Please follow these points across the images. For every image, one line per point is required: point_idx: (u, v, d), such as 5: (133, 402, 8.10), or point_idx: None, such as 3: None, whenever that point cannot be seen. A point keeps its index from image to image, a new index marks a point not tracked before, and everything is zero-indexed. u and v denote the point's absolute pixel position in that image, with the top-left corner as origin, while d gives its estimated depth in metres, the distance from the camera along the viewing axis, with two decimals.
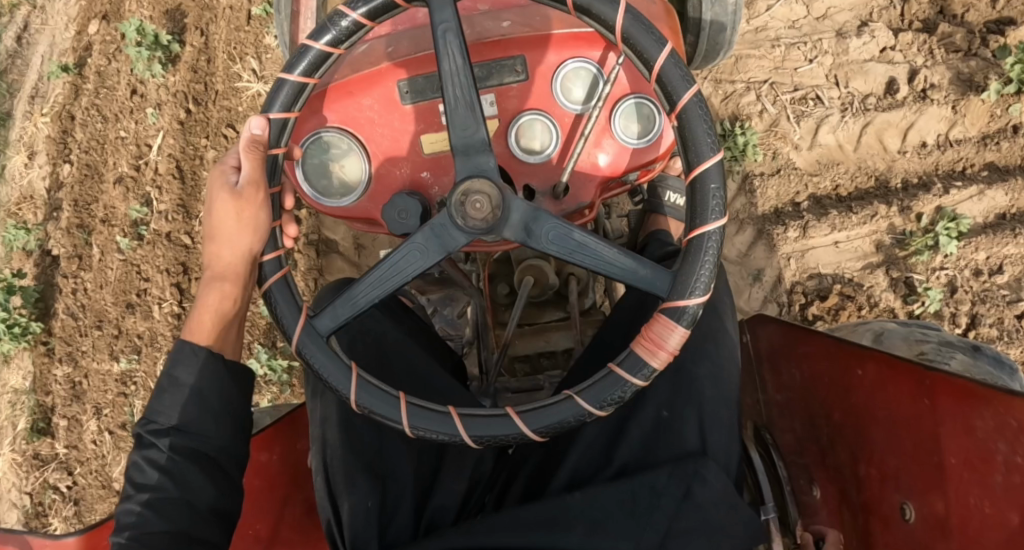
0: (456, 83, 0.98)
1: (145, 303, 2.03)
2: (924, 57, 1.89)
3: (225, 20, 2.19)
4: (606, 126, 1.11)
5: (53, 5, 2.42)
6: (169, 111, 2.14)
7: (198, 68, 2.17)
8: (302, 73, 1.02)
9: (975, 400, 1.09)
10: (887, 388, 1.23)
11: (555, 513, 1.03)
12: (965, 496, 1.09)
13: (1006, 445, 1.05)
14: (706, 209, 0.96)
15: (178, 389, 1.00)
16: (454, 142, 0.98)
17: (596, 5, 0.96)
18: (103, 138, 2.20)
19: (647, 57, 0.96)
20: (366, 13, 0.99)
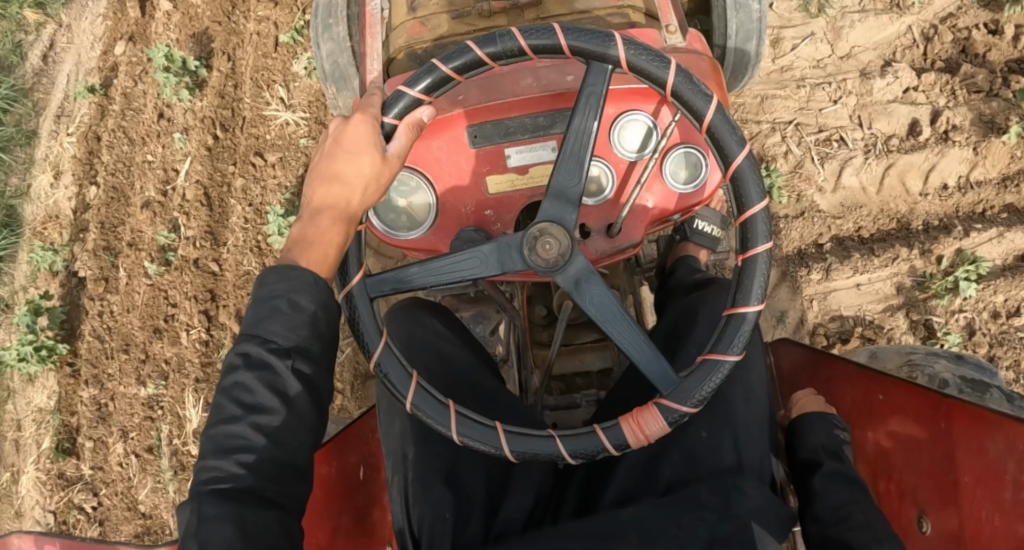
0: (578, 141, 1.12)
1: (173, 328, 2.04)
2: (946, 98, 1.92)
3: (253, 46, 2.23)
4: (658, 173, 1.27)
5: (79, 24, 2.48)
6: (197, 137, 2.16)
7: (225, 94, 2.20)
8: (455, 69, 1.12)
9: (987, 425, 1.12)
10: (904, 414, 1.24)
11: (613, 528, 1.05)
12: (977, 511, 1.11)
13: (1015, 466, 1.08)
14: (728, 343, 1.08)
15: (297, 313, 1.02)
16: (554, 182, 1.12)
17: (723, 135, 1.09)
18: (129, 161, 2.23)
19: (750, 195, 1.08)
20: (534, 45, 1.09)
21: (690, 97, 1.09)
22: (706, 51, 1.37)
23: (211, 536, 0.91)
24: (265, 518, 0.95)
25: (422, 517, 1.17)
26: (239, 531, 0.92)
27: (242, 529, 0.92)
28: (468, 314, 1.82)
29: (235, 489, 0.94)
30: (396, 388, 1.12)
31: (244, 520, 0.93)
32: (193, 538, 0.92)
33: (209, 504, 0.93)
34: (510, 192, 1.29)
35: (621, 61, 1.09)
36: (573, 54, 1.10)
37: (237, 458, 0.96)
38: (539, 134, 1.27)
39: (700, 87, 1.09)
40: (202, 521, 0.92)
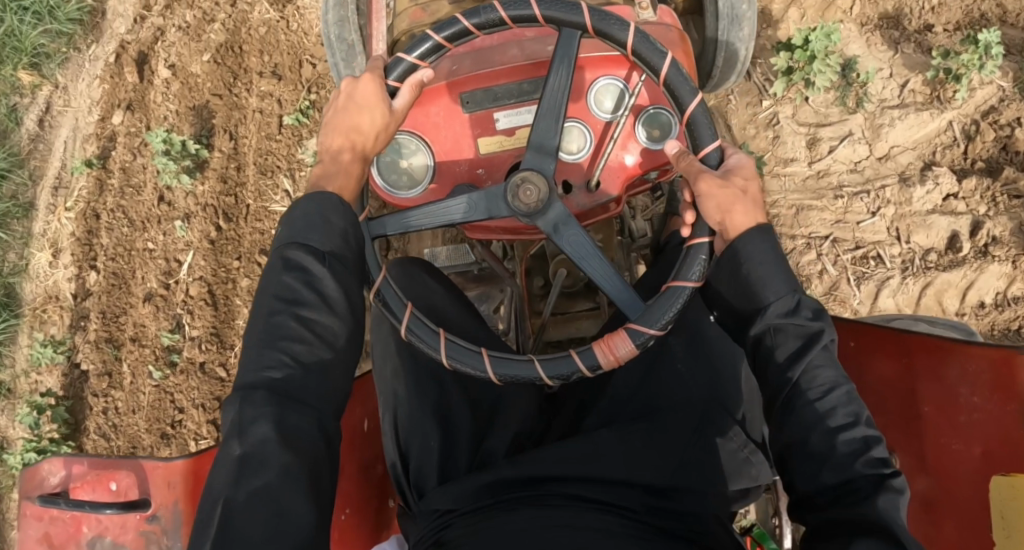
0: (556, 95, 1.18)
1: (180, 435, 1.98)
2: (986, 205, 1.81)
3: (254, 124, 2.13)
4: (631, 132, 1.31)
5: (76, 85, 2.45)
6: (199, 226, 2.07)
7: (227, 178, 2.10)
8: (445, 38, 1.16)
9: (946, 352, 1.19)
10: (869, 357, 1.28)
11: (594, 449, 1.21)
12: (941, 439, 1.17)
13: (970, 390, 1.15)
14: (688, 270, 1.12)
15: (328, 228, 1.06)
16: (535, 135, 1.19)
17: (675, 82, 1.14)
18: (129, 245, 2.14)
19: (702, 138, 1.15)
20: (513, 15, 1.14)
21: (650, 59, 1.14)
22: (676, 25, 1.45)
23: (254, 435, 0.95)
24: (303, 418, 0.99)
25: (413, 453, 1.29)
26: (276, 433, 0.95)
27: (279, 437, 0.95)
28: (474, 292, 1.89)
29: (277, 383, 0.99)
30: (392, 313, 1.17)
31: (284, 421, 0.97)
32: (233, 433, 0.96)
33: (249, 403, 0.97)
34: (499, 152, 1.32)
35: (588, 28, 1.14)
36: (547, 19, 1.15)
37: (285, 349, 1.01)
38: (524, 99, 1.31)
39: (656, 46, 1.14)
40: (239, 410, 0.97)
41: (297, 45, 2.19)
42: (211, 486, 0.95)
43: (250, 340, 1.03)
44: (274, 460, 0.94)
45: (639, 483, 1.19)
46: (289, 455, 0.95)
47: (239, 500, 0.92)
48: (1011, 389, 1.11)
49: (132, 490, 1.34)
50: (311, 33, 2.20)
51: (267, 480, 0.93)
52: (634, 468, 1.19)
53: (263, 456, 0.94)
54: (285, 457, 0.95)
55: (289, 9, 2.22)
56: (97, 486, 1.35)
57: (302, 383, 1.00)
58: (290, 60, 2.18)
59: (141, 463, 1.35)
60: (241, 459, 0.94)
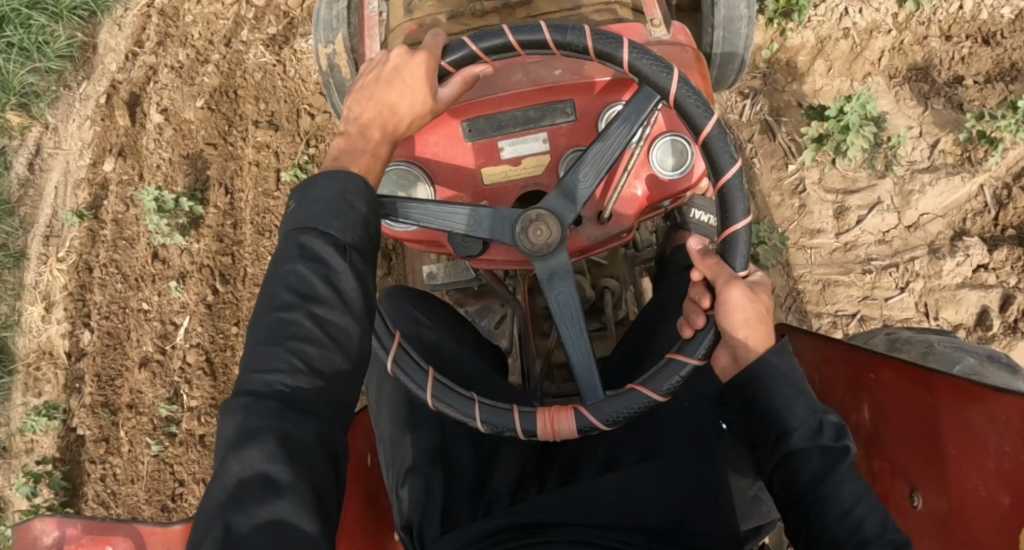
0: (604, 153, 1.13)
1: (181, 508, 1.92)
2: (1019, 277, 1.72)
3: (252, 177, 2.04)
4: (646, 162, 1.26)
5: (66, 126, 2.38)
6: (195, 287, 1.99)
7: (224, 235, 2.02)
8: (518, 42, 1.10)
9: (970, 394, 1.09)
10: (897, 392, 1.21)
11: (593, 495, 1.13)
12: (964, 482, 1.09)
13: (998, 435, 1.05)
14: (661, 383, 1.06)
15: (351, 212, 0.98)
16: (572, 179, 1.12)
17: (721, 151, 1.07)
18: (123, 303, 2.07)
19: (734, 211, 1.06)
20: (599, 47, 1.08)
21: (710, 137, 1.07)
22: (691, 44, 1.35)
23: (253, 449, 0.84)
24: (308, 428, 0.88)
25: (410, 497, 1.20)
26: (278, 449, 0.84)
27: (277, 456, 0.84)
28: (474, 308, 1.87)
29: (282, 388, 0.88)
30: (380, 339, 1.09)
31: (287, 434, 0.85)
32: (229, 450, 0.85)
33: (251, 410, 0.86)
34: (504, 182, 1.27)
35: (625, 63, 1.08)
36: (629, 64, 1.09)
37: (296, 351, 0.90)
38: (530, 126, 1.25)
39: (701, 96, 1.08)
40: (234, 425, 0.86)
41: (294, 92, 2.09)
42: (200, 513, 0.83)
43: (254, 337, 0.92)
44: (275, 482, 0.83)
45: (647, 527, 1.11)
46: (290, 477, 0.84)
47: (237, 526, 0.80)
48: None
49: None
50: (309, 80, 2.10)
51: (269, 506, 0.82)
52: (636, 509, 1.12)
53: (264, 477, 0.83)
54: (288, 478, 0.84)
55: (286, 52, 2.14)
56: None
57: (308, 395, 0.89)
58: (287, 108, 2.08)
59: (140, 526, 1.21)
60: (238, 483, 0.83)
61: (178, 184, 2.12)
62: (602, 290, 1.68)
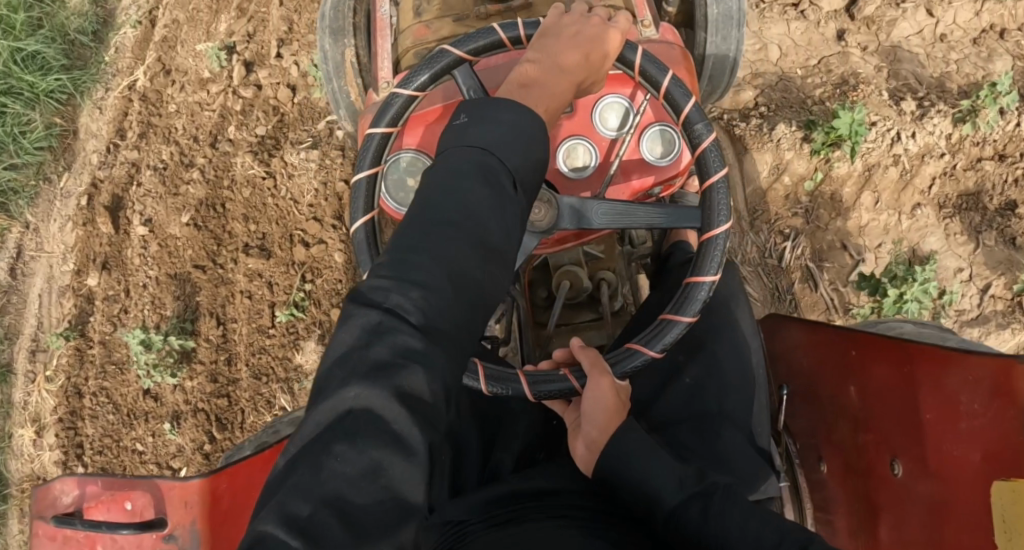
0: (627, 219, 1.16)
1: None
2: None
3: (244, 308, 1.93)
4: (636, 149, 1.29)
5: (48, 227, 2.25)
6: (190, 431, 1.90)
7: (218, 374, 1.91)
8: (666, 84, 1.15)
9: (944, 361, 1.13)
10: (878, 370, 1.25)
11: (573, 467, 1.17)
12: (942, 445, 1.12)
13: (970, 397, 1.09)
14: (495, 383, 1.08)
15: (518, 140, 0.94)
16: (592, 204, 1.15)
17: (716, 206, 1.12)
18: (117, 436, 1.98)
19: (705, 265, 1.10)
20: (704, 144, 1.13)
21: (707, 159, 1.13)
22: (677, 43, 1.41)
23: (375, 383, 0.76)
24: (435, 373, 0.79)
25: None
26: (402, 388, 0.76)
27: (399, 394, 0.76)
28: None
29: (425, 322, 0.80)
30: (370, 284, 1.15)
31: (406, 378, 0.77)
32: (350, 375, 0.77)
33: (382, 337, 0.78)
34: None
35: (708, 180, 1.13)
36: (712, 188, 1.13)
37: (444, 265, 0.83)
38: None
39: (707, 123, 1.13)
40: (359, 349, 0.78)
41: (285, 214, 1.95)
42: (308, 442, 0.75)
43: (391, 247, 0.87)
44: (387, 424, 0.75)
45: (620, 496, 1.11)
46: (408, 421, 0.76)
47: (343, 461, 0.73)
48: (1009, 396, 1.03)
49: (147, 508, 1.29)
50: (301, 200, 1.96)
51: (382, 448, 0.74)
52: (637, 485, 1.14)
53: (383, 412, 0.75)
54: (404, 421, 0.75)
55: (275, 163, 1.98)
56: (113, 506, 1.29)
57: (445, 334, 0.81)
58: (279, 232, 1.95)
59: (156, 482, 1.30)
60: (349, 415, 0.75)
61: (167, 308, 1.98)
62: (599, 280, 1.60)
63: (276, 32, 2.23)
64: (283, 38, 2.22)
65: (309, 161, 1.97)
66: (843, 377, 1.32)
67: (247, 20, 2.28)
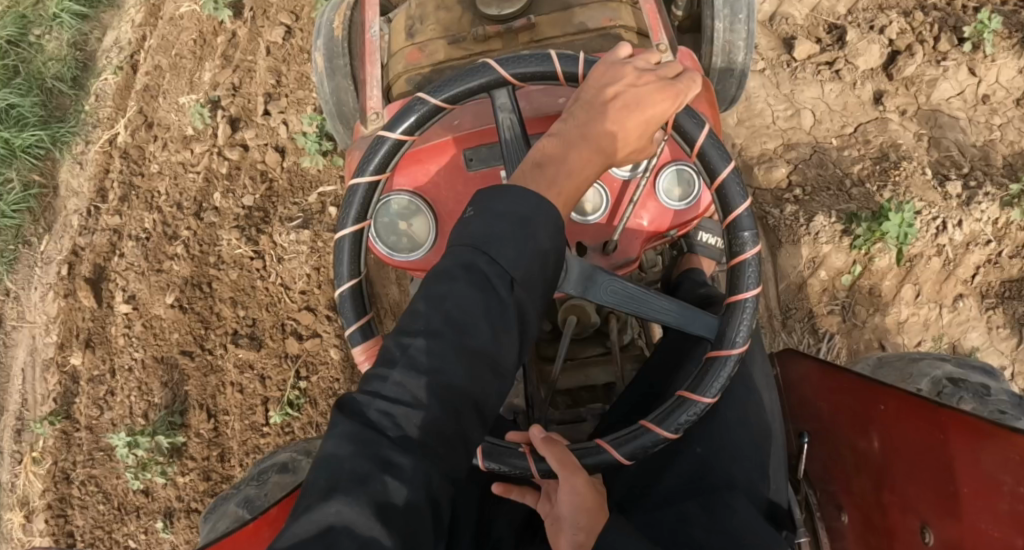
0: (637, 303, 1.03)
1: None
2: None
3: (237, 400, 1.84)
4: (652, 190, 1.15)
5: (29, 296, 2.13)
6: (184, 529, 1.82)
7: (212, 471, 1.82)
8: (721, 177, 1.03)
9: (982, 434, 0.96)
10: (905, 432, 1.07)
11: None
12: (977, 522, 0.95)
13: (1012, 478, 0.92)
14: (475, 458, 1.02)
15: (529, 242, 0.85)
16: (602, 273, 1.01)
17: (737, 324, 1.02)
18: (109, 529, 1.89)
19: (707, 386, 1.01)
20: (740, 257, 1.03)
21: (743, 273, 1.03)
22: (697, 69, 1.26)
23: (356, 496, 0.74)
24: (416, 482, 0.77)
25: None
26: (382, 500, 0.74)
27: (379, 508, 0.74)
28: None
29: (404, 436, 0.78)
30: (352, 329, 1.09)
31: (387, 491, 0.75)
32: (328, 490, 0.75)
33: (360, 451, 0.76)
34: None
35: (739, 297, 1.02)
36: (739, 306, 1.02)
37: (435, 380, 0.80)
38: None
39: (756, 232, 1.03)
40: (343, 460, 0.76)
41: (275, 300, 1.88)
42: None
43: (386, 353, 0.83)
44: (364, 538, 0.72)
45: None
46: (386, 533, 0.73)
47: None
48: None
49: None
50: (292, 286, 1.89)
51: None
52: None
53: (362, 526, 0.73)
54: (381, 536, 0.73)
55: (263, 241, 1.90)
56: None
57: (430, 447, 0.78)
58: (270, 319, 1.87)
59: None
60: (329, 530, 0.72)
61: (155, 395, 1.88)
62: (607, 314, 1.38)
63: (263, 85, 2.08)
64: (270, 92, 2.07)
65: (299, 243, 1.90)
66: (864, 430, 1.15)
67: (232, 70, 2.14)
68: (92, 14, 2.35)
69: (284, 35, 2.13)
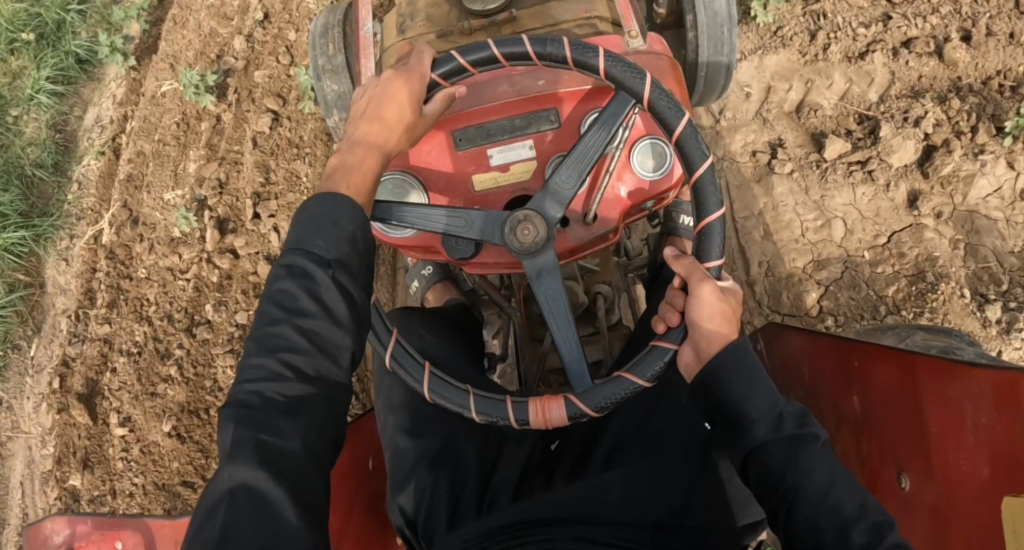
0: (591, 148, 1.11)
1: None
2: None
3: None
4: (627, 162, 1.20)
5: (23, 405, 2.04)
6: None
7: None
8: (500, 51, 1.08)
9: (946, 372, 1.08)
10: (879, 382, 1.20)
11: (596, 486, 1.17)
12: (947, 459, 1.08)
13: (974, 411, 1.05)
14: (643, 369, 1.06)
15: (337, 230, 0.97)
16: (555, 180, 1.11)
17: (711, 240, 1.07)
18: None
19: (695, 291, 1.03)
20: (573, 58, 1.07)
21: (688, 146, 1.07)
22: (668, 52, 1.27)
23: (240, 462, 0.86)
24: (295, 436, 0.89)
25: (414, 498, 1.23)
26: (264, 458, 0.86)
27: (263, 463, 0.86)
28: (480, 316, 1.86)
29: (272, 403, 0.90)
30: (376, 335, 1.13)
31: (267, 445, 0.87)
32: (221, 464, 0.87)
33: (243, 425, 0.88)
34: (493, 189, 1.22)
35: (602, 72, 1.07)
36: (608, 71, 1.07)
37: (281, 356, 0.91)
38: (518, 134, 1.20)
39: (554, 41, 1.07)
40: (231, 443, 0.88)
41: None
42: (200, 525, 0.84)
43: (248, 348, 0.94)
44: (259, 489, 0.84)
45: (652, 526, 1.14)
46: (272, 481, 0.85)
47: (234, 529, 0.81)
48: (1013, 410, 1.00)
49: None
50: None
51: (256, 510, 0.83)
52: (640, 508, 1.15)
53: (255, 482, 0.84)
54: (271, 484, 0.84)
55: None
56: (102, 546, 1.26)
57: (296, 408, 0.90)
58: None
59: (150, 521, 1.28)
60: (229, 493, 0.84)
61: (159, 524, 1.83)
62: (596, 295, 1.57)
63: (252, 183, 1.98)
64: (259, 191, 1.97)
65: None
66: (846, 384, 1.26)
67: (218, 163, 2.02)
68: (70, 91, 2.21)
69: (272, 123, 2.02)
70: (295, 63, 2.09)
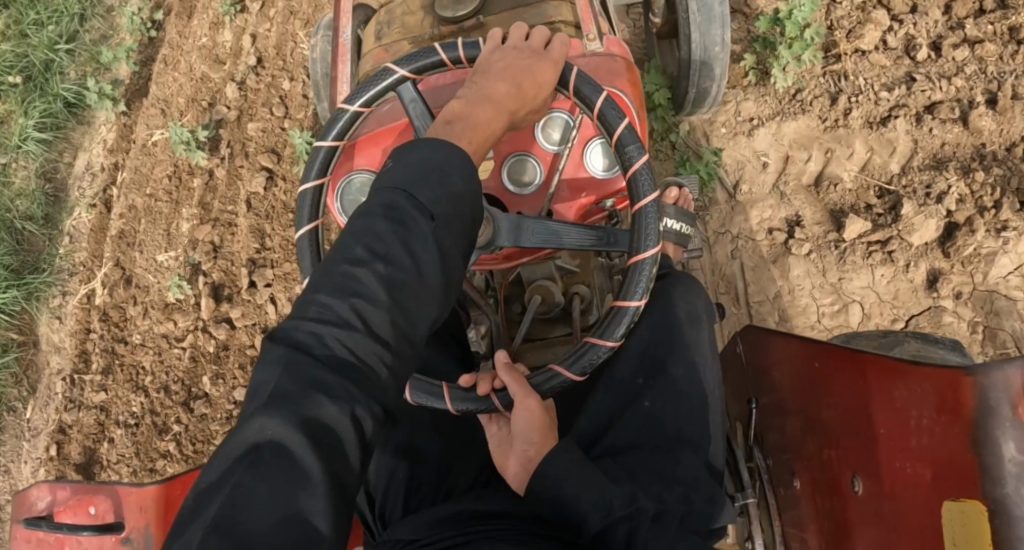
0: (569, 235, 1.06)
1: None
2: None
3: None
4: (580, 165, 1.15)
5: (21, 468, 2.00)
6: None
7: None
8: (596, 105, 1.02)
9: (895, 372, 1.00)
10: (834, 384, 1.12)
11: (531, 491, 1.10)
12: (895, 463, 0.99)
13: (917, 411, 0.96)
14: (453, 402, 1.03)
15: (441, 183, 0.87)
16: (528, 223, 1.05)
17: (636, 279, 1.00)
18: None
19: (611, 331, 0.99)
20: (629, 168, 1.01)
21: (637, 183, 1.00)
22: (625, 55, 1.20)
23: (278, 418, 0.70)
24: (346, 401, 0.73)
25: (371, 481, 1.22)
26: (308, 417, 0.71)
27: (305, 423, 0.70)
28: None
29: (331, 356, 0.75)
30: None
31: (309, 413, 0.71)
32: (257, 407, 0.72)
33: (291, 372, 0.73)
34: None
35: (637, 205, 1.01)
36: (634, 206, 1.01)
37: (353, 302, 0.78)
38: None
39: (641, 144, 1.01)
40: (277, 386, 0.73)
41: None
42: (212, 482, 0.69)
43: (315, 285, 0.80)
44: (295, 454, 0.69)
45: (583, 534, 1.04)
46: (310, 446, 0.70)
47: (245, 497, 0.67)
48: (957, 413, 0.91)
49: (110, 515, 1.29)
50: None
51: (283, 478, 0.68)
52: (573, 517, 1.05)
53: (293, 443, 0.70)
54: (305, 449, 0.69)
55: None
56: (78, 511, 1.29)
57: (371, 378, 0.76)
58: None
59: (118, 486, 1.30)
60: (255, 449, 0.70)
61: None
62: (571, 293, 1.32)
63: (247, 250, 1.92)
64: (254, 258, 1.91)
65: None
66: (806, 389, 1.18)
67: (212, 224, 1.95)
68: (57, 136, 2.11)
69: (266, 182, 1.95)
70: (289, 115, 2.00)
